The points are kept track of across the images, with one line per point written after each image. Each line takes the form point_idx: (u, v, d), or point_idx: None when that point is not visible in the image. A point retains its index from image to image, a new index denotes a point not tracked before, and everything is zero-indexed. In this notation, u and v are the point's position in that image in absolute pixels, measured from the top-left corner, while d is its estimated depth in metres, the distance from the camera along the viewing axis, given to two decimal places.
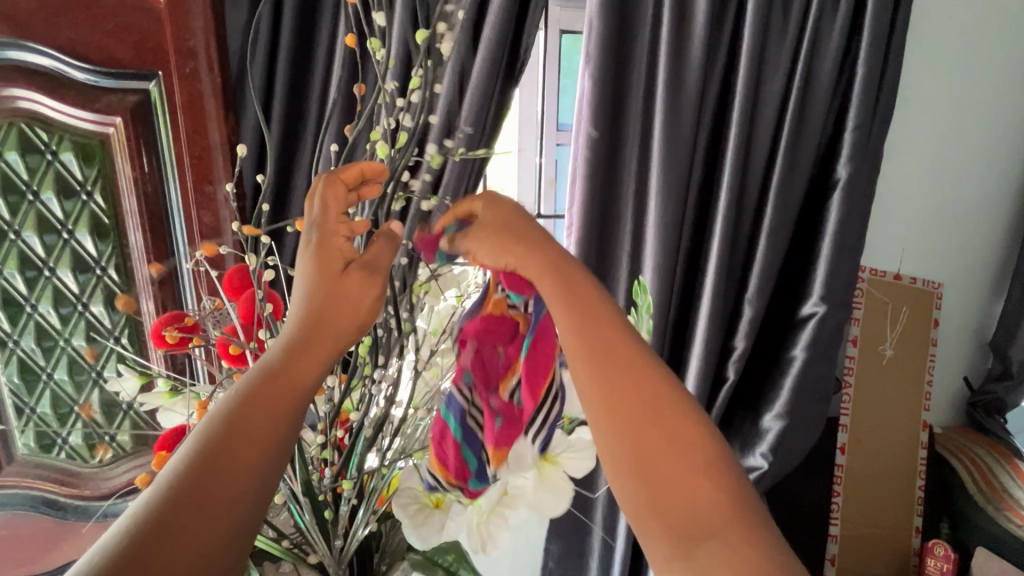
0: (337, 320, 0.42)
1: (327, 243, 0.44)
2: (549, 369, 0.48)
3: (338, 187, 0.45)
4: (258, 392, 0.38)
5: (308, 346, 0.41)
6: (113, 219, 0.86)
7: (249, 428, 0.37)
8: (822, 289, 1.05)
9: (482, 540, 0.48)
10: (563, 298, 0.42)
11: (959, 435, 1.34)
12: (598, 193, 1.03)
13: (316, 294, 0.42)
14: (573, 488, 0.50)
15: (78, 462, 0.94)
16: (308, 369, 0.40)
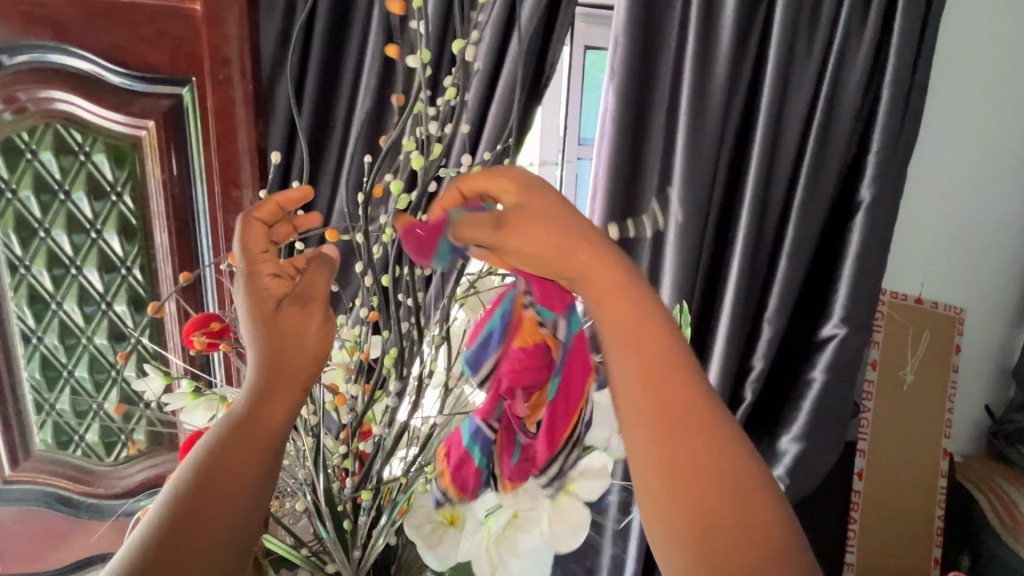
0: (295, 361, 0.42)
1: (257, 280, 0.43)
2: (571, 420, 0.45)
3: (256, 227, 0.44)
4: (230, 439, 0.39)
5: (271, 385, 0.41)
6: (140, 220, 0.87)
7: (227, 465, 0.39)
8: (843, 311, 1.04)
9: (493, 565, 0.49)
10: (619, 318, 0.37)
11: (981, 465, 1.31)
12: (619, 208, 1.03)
13: (265, 338, 0.42)
14: (588, 518, 0.50)
15: (94, 460, 0.95)
16: (274, 413, 0.41)
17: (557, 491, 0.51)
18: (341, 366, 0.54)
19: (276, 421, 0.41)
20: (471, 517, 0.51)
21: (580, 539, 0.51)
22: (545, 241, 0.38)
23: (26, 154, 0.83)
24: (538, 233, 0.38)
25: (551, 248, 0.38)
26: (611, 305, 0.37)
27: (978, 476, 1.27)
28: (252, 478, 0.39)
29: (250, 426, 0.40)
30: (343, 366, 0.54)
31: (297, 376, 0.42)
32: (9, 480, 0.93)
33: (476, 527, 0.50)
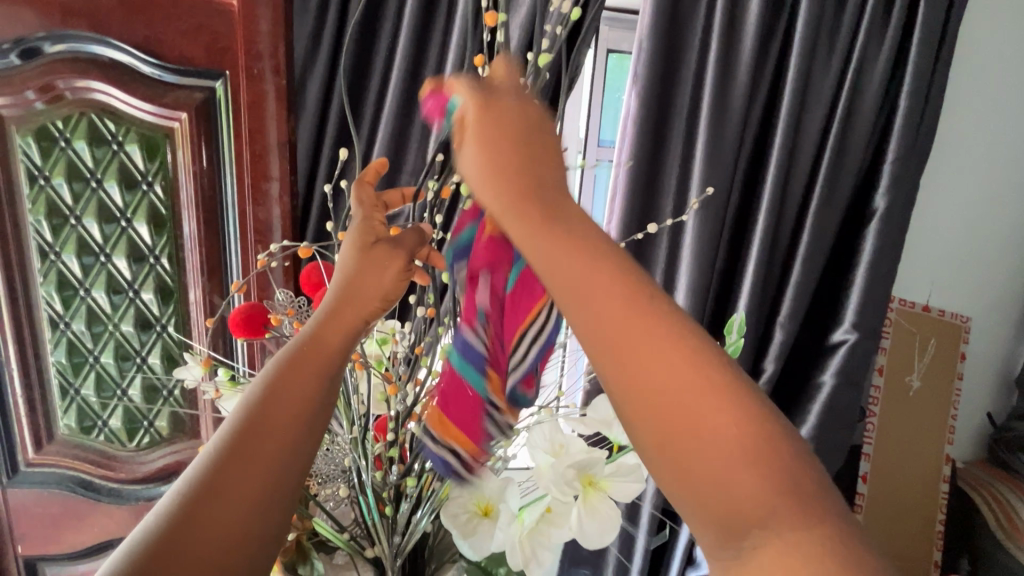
0: (366, 295, 0.43)
1: (369, 225, 0.46)
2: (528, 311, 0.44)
3: (367, 188, 0.48)
4: (284, 376, 0.40)
5: (338, 314, 0.42)
6: (169, 210, 0.88)
7: (280, 400, 0.39)
8: (854, 316, 1.06)
9: (526, 558, 0.50)
10: (555, 251, 0.33)
11: (981, 471, 1.33)
12: (638, 209, 1.04)
13: (353, 270, 0.44)
14: (622, 518, 0.51)
15: (116, 445, 0.96)
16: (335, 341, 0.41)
17: (589, 488, 0.51)
18: (376, 357, 0.56)
19: (330, 349, 0.41)
20: (505, 510, 0.51)
21: (610, 539, 0.51)
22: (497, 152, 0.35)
23: (60, 142, 0.84)
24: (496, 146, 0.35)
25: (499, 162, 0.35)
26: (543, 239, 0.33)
27: (978, 482, 1.29)
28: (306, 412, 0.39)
29: (308, 353, 0.41)
30: (378, 357, 0.56)
31: (362, 308, 0.43)
32: (32, 463, 0.94)
33: (510, 519, 0.51)
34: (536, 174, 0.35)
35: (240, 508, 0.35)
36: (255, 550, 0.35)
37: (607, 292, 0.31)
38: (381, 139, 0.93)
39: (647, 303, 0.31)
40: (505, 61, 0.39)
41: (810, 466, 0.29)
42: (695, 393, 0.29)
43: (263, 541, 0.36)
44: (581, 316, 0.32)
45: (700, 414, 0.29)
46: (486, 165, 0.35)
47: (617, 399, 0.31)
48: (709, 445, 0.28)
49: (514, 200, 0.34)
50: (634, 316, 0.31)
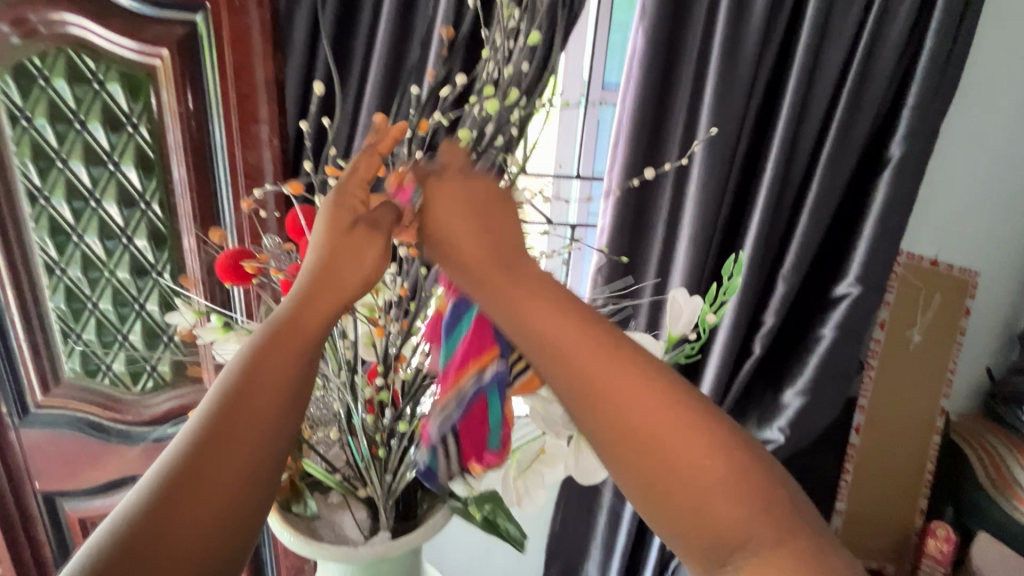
0: (344, 276, 0.44)
1: (343, 203, 0.46)
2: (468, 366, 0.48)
3: (372, 158, 0.47)
4: (265, 353, 0.41)
5: (316, 293, 0.43)
6: (157, 153, 0.86)
7: (263, 373, 0.40)
8: (858, 270, 1.04)
9: (518, 495, 0.55)
10: (540, 322, 0.40)
11: (973, 423, 1.34)
12: (641, 156, 1.01)
13: (328, 251, 0.45)
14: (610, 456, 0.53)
15: (122, 389, 0.98)
16: (315, 321, 0.42)
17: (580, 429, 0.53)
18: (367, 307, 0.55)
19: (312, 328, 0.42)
20: None
21: (601, 473, 0.54)
22: (457, 228, 0.44)
23: (39, 81, 0.81)
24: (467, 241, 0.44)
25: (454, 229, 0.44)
26: (539, 312, 0.40)
27: (970, 434, 1.30)
28: (287, 385, 0.41)
29: (293, 327, 0.42)
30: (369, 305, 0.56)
31: (342, 288, 0.44)
32: (40, 405, 0.96)
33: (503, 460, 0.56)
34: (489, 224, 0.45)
35: (228, 476, 0.37)
36: (244, 515, 0.37)
37: (586, 350, 0.39)
38: (373, 78, 0.88)
39: (615, 351, 0.39)
40: (454, 149, 0.46)
41: (761, 467, 0.36)
42: (674, 430, 0.36)
43: (251, 508, 0.38)
44: (567, 371, 0.39)
45: (688, 457, 0.36)
46: (450, 244, 0.45)
47: (614, 444, 0.37)
48: (667, 439, 0.36)
49: (484, 272, 0.43)
50: (591, 343, 0.39)
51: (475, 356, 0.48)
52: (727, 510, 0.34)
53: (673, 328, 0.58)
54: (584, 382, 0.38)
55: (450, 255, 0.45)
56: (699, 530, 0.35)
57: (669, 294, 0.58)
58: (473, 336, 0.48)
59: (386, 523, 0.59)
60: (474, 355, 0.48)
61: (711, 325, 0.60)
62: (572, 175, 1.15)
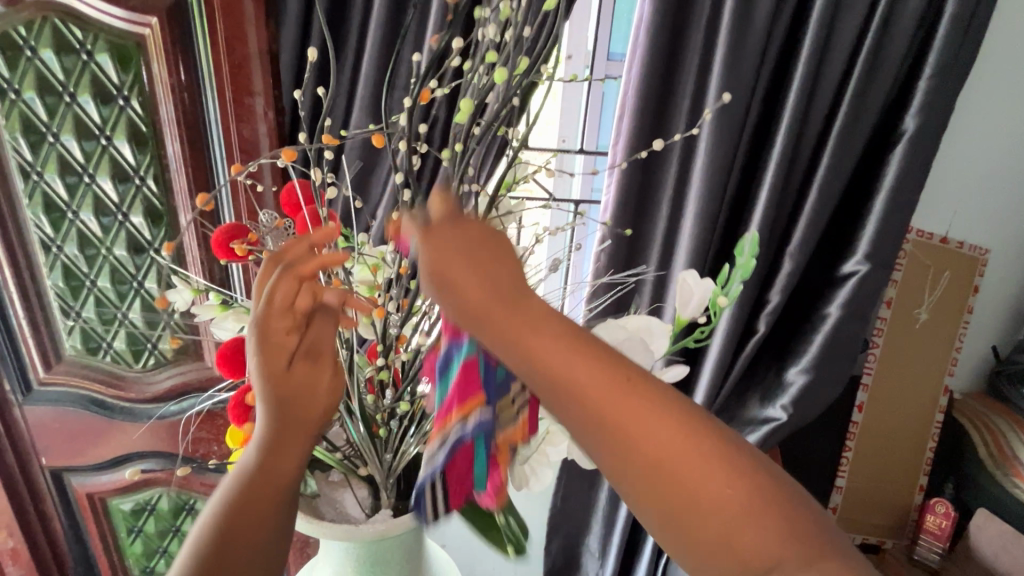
0: (302, 408, 0.48)
1: (271, 333, 0.47)
2: (455, 412, 0.48)
3: (291, 279, 0.48)
4: (241, 497, 0.45)
5: (280, 433, 0.47)
6: (150, 127, 0.84)
7: (245, 518, 0.45)
8: (867, 247, 1.02)
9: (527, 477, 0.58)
10: (546, 365, 0.35)
11: (976, 401, 1.33)
12: (647, 130, 0.98)
13: (277, 388, 0.47)
14: None
15: (123, 366, 0.98)
16: (285, 456, 0.47)
17: None
18: (367, 285, 0.56)
19: (285, 475, 0.47)
20: None
21: None
22: (464, 282, 0.37)
23: (26, 51, 0.78)
24: (481, 300, 0.37)
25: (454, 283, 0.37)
26: (546, 351, 0.36)
27: (973, 413, 1.29)
28: (268, 520, 0.46)
29: (261, 469, 0.46)
30: (369, 284, 0.56)
31: (303, 419, 0.48)
32: (43, 382, 0.97)
33: None
34: (492, 268, 0.38)
35: None
36: None
37: (594, 386, 0.35)
38: (370, 48, 0.85)
39: (626, 379, 0.35)
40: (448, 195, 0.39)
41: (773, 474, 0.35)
42: (687, 460, 0.34)
43: None
44: (576, 407, 0.35)
45: (703, 484, 0.33)
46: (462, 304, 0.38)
47: (625, 469, 0.35)
48: (680, 465, 0.34)
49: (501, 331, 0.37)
50: (585, 367, 0.35)
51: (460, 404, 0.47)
52: (749, 531, 0.33)
53: (683, 312, 0.56)
54: (595, 424, 0.35)
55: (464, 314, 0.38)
56: (718, 557, 0.33)
57: (679, 276, 0.57)
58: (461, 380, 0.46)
59: (387, 501, 0.59)
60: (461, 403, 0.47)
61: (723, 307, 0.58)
62: (576, 150, 1.12)
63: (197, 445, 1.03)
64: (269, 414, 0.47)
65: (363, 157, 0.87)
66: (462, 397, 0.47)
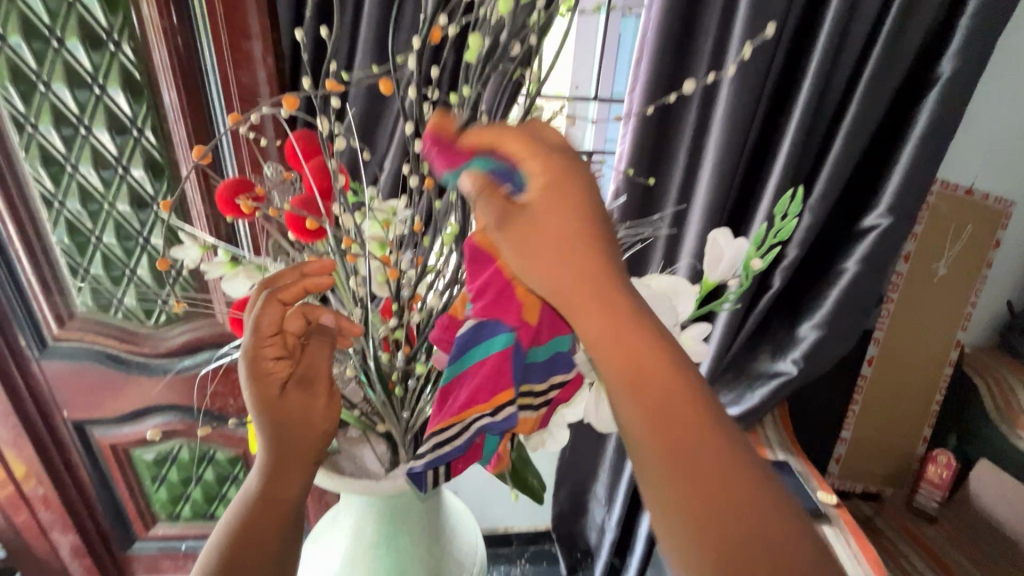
0: (299, 432, 0.52)
1: (263, 363, 0.50)
2: (487, 394, 0.48)
3: (276, 305, 0.50)
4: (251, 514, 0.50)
5: (280, 454, 0.51)
6: (144, 75, 0.80)
7: (254, 531, 0.50)
8: (891, 200, 0.98)
9: (541, 439, 0.59)
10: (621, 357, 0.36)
11: (989, 356, 1.33)
12: (667, 74, 0.92)
13: (274, 415, 0.51)
14: None
15: (135, 322, 0.98)
16: (288, 475, 0.51)
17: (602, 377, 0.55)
18: (378, 242, 0.55)
19: (284, 499, 0.51)
20: None
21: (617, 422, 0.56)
22: (545, 227, 0.37)
23: None
24: (559, 244, 0.37)
25: (545, 258, 0.37)
26: (626, 336, 0.36)
27: (984, 367, 1.29)
28: (275, 532, 0.51)
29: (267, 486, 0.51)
30: (381, 241, 0.55)
31: (301, 442, 0.52)
32: (58, 337, 0.97)
33: None
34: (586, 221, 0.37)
35: None
36: None
37: (671, 395, 0.35)
38: None
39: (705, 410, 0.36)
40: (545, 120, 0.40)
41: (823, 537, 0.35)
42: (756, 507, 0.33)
43: None
44: (646, 417, 0.35)
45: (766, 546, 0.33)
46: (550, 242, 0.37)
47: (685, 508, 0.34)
48: (747, 517, 0.33)
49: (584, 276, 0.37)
50: (664, 370, 0.36)
51: (473, 396, 0.48)
52: None
53: (711, 274, 0.54)
54: (664, 441, 0.35)
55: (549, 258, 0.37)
56: None
57: (710, 235, 0.54)
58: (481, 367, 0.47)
59: (405, 457, 0.60)
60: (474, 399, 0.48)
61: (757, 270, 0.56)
62: (590, 97, 1.07)
63: (214, 399, 1.05)
64: (266, 444, 0.51)
65: (369, 105, 0.83)
66: (493, 381, 0.47)
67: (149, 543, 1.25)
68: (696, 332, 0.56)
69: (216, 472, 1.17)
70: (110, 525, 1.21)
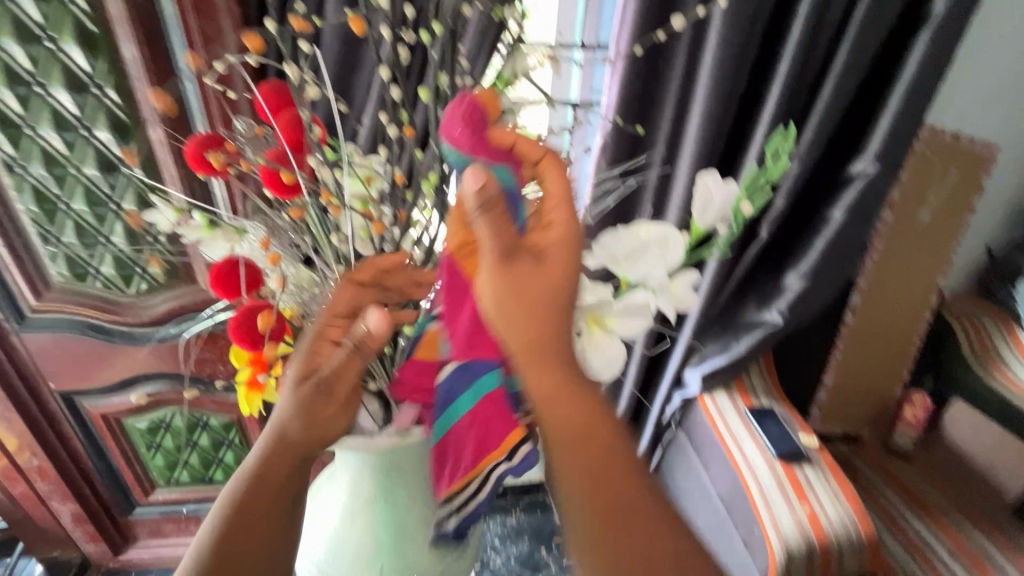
0: (321, 409, 0.53)
1: (318, 339, 0.54)
2: (480, 441, 0.56)
3: (350, 285, 0.54)
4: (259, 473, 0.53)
5: (296, 424, 0.53)
6: (100, 26, 0.75)
7: (259, 490, 0.52)
8: (879, 147, 0.97)
9: None
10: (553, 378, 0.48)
11: (965, 302, 1.37)
12: (654, 17, 0.89)
13: (301, 386, 0.53)
14: (622, 351, 0.55)
15: (115, 291, 0.96)
16: (299, 443, 0.53)
17: (593, 327, 0.55)
18: (361, 199, 0.54)
19: (286, 466, 0.53)
20: None
21: (609, 372, 0.56)
22: (524, 273, 0.48)
23: None
24: (537, 276, 0.48)
25: (521, 298, 0.48)
26: (557, 366, 0.48)
27: (960, 313, 1.34)
28: (272, 496, 0.53)
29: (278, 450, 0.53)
30: (363, 199, 0.54)
31: (319, 419, 0.53)
32: (36, 309, 0.95)
33: None
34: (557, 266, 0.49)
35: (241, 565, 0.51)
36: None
37: (583, 419, 0.47)
38: None
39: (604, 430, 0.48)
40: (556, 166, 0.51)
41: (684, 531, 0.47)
42: (630, 507, 0.46)
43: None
44: (564, 432, 0.47)
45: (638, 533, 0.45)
46: (524, 279, 0.48)
47: (580, 510, 0.46)
48: (626, 513, 0.46)
49: (553, 301, 0.48)
50: (576, 398, 0.48)
51: (477, 447, 0.56)
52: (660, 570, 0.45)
53: (699, 219, 0.54)
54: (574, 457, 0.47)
55: (527, 295, 0.48)
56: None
57: (698, 178, 0.53)
58: (480, 418, 0.56)
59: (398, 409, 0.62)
60: (480, 451, 0.56)
61: (748, 214, 0.55)
62: (575, 44, 1.03)
63: (203, 365, 1.04)
64: (287, 411, 0.53)
65: (344, 54, 0.79)
66: (482, 430, 0.56)
67: (150, 508, 1.27)
68: (685, 279, 0.55)
69: (211, 437, 1.18)
70: (109, 492, 1.22)
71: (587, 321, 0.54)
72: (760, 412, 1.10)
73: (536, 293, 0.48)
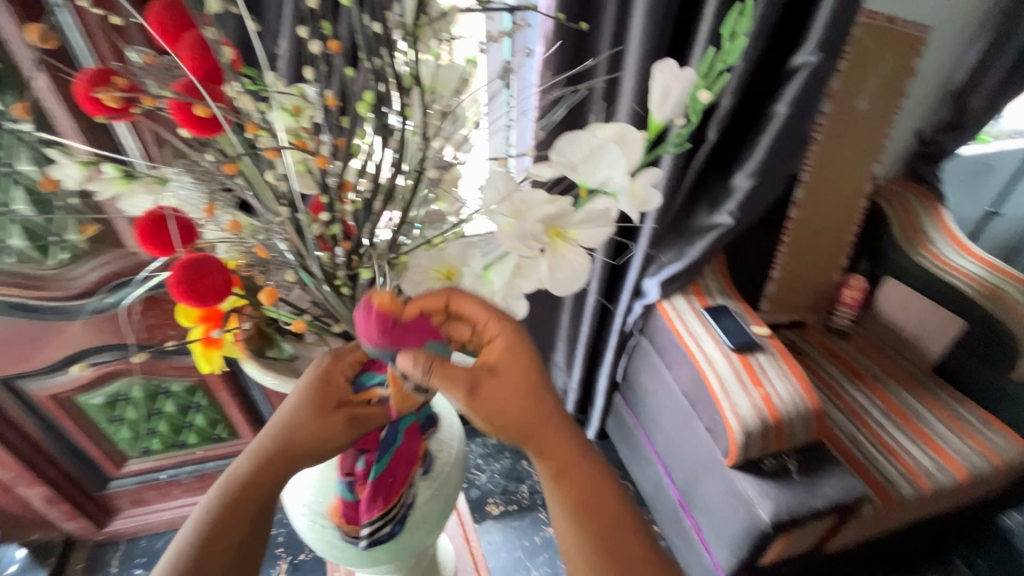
0: (326, 429, 0.56)
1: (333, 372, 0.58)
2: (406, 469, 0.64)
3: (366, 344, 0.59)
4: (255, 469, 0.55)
5: (300, 435, 0.55)
6: None
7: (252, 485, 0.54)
8: (820, 35, 0.95)
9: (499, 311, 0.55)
10: (542, 440, 0.56)
11: (899, 186, 1.46)
12: None
13: (313, 399, 0.56)
14: (588, 262, 0.51)
15: (32, 265, 0.87)
16: (299, 451, 0.55)
17: (555, 240, 0.51)
18: (292, 132, 0.49)
19: (282, 469, 0.55)
20: (469, 272, 0.55)
21: (576, 285, 0.52)
22: (500, 393, 0.54)
23: None
24: (510, 390, 0.54)
25: (502, 408, 0.54)
26: (546, 425, 0.56)
27: (894, 198, 1.44)
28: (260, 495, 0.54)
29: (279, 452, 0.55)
30: (295, 131, 0.49)
31: (321, 435, 0.55)
32: None
33: (476, 278, 0.55)
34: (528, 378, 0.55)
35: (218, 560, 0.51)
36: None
37: (570, 459, 0.56)
38: None
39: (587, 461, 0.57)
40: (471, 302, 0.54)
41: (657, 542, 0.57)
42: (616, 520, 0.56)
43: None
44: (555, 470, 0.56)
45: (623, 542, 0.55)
46: (499, 392, 0.54)
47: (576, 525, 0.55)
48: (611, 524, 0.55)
49: (525, 405, 0.54)
50: (564, 444, 0.56)
51: (407, 465, 0.64)
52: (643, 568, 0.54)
53: (657, 114, 0.52)
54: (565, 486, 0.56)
55: (503, 411, 0.54)
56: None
57: (655, 67, 0.49)
58: (405, 449, 0.63)
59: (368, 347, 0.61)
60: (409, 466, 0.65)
61: (704, 104, 0.53)
62: None
63: (151, 332, 0.99)
64: (295, 417, 0.56)
65: None
66: (405, 460, 0.63)
67: (126, 479, 1.25)
68: (646, 178, 0.52)
69: (177, 403, 1.15)
70: (78, 469, 1.19)
71: (549, 234, 0.50)
72: (715, 309, 1.17)
73: (513, 402, 0.54)
